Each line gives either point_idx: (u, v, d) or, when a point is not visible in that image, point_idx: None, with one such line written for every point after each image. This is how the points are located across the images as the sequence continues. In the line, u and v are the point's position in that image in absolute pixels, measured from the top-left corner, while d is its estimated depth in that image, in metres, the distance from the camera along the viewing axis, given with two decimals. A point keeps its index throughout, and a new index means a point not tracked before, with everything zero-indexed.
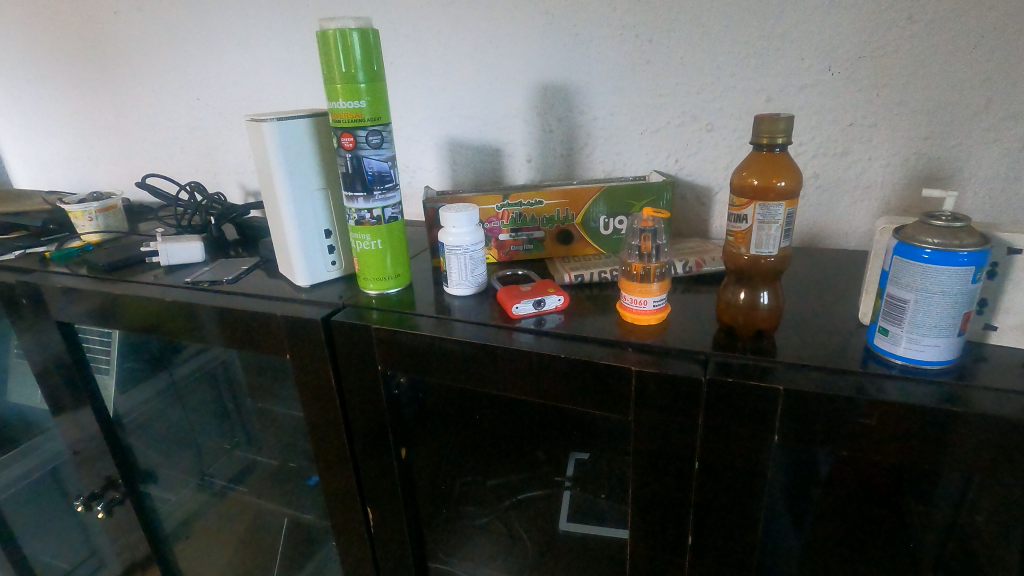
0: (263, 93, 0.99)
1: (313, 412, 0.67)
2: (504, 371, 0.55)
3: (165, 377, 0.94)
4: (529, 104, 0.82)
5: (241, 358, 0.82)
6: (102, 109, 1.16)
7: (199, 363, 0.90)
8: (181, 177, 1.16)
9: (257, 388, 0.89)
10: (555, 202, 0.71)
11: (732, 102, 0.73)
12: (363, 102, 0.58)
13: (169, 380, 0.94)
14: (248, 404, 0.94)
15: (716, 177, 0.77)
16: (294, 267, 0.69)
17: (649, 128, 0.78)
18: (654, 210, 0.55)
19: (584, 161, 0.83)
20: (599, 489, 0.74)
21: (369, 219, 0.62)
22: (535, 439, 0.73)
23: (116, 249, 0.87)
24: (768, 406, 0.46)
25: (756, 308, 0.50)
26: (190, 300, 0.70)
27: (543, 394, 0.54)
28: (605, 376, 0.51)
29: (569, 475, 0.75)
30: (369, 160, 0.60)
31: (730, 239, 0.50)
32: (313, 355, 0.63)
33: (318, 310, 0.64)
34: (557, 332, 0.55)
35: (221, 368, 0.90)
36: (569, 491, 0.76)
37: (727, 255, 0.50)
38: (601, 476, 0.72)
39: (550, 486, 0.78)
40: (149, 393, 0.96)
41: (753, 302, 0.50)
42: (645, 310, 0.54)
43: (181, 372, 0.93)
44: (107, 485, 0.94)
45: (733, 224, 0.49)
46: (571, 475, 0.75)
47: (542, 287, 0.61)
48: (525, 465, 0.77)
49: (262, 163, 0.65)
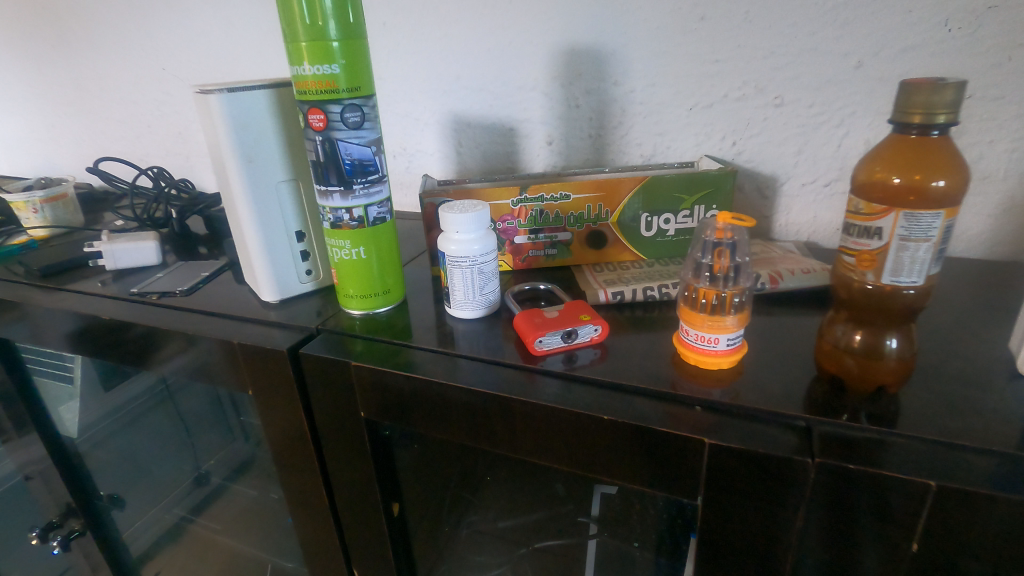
0: (234, 61, 0.84)
1: (285, 462, 0.54)
2: (525, 431, 0.41)
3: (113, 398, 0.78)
4: (550, 72, 0.67)
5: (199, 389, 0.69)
6: (59, 82, 1.01)
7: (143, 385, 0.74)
8: (148, 161, 1.01)
9: (220, 420, 0.74)
10: (586, 196, 0.56)
11: (810, 69, 0.57)
12: (336, 66, 0.43)
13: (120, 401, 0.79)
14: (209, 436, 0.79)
15: (783, 165, 0.62)
16: (258, 278, 0.55)
17: (700, 102, 0.62)
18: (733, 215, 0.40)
19: (617, 144, 0.68)
20: (632, 537, 0.56)
21: (349, 221, 0.48)
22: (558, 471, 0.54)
23: (60, 248, 0.73)
24: (900, 502, 0.32)
25: (877, 355, 0.37)
26: (131, 318, 0.56)
27: (575, 462, 0.40)
28: (665, 448, 0.37)
29: (595, 515, 0.57)
30: (346, 145, 0.45)
31: (849, 262, 0.35)
32: (281, 395, 0.50)
33: (287, 337, 0.50)
34: (595, 378, 0.41)
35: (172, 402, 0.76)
36: (595, 540, 0.59)
37: (838, 281, 0.38)
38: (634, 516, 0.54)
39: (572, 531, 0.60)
40: (96, 416, 0.80)
41: (873, 347, 0.37)
42: (716, 352, 0.40)
43: (127, 393, 0.77)
44: (66, 514, 0.84)
45: (857, 240, 0.34)
46: (597, 516, 0.57)
47: (574, 312, 0.46)
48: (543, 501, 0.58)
49: (213, 149, 0.51)
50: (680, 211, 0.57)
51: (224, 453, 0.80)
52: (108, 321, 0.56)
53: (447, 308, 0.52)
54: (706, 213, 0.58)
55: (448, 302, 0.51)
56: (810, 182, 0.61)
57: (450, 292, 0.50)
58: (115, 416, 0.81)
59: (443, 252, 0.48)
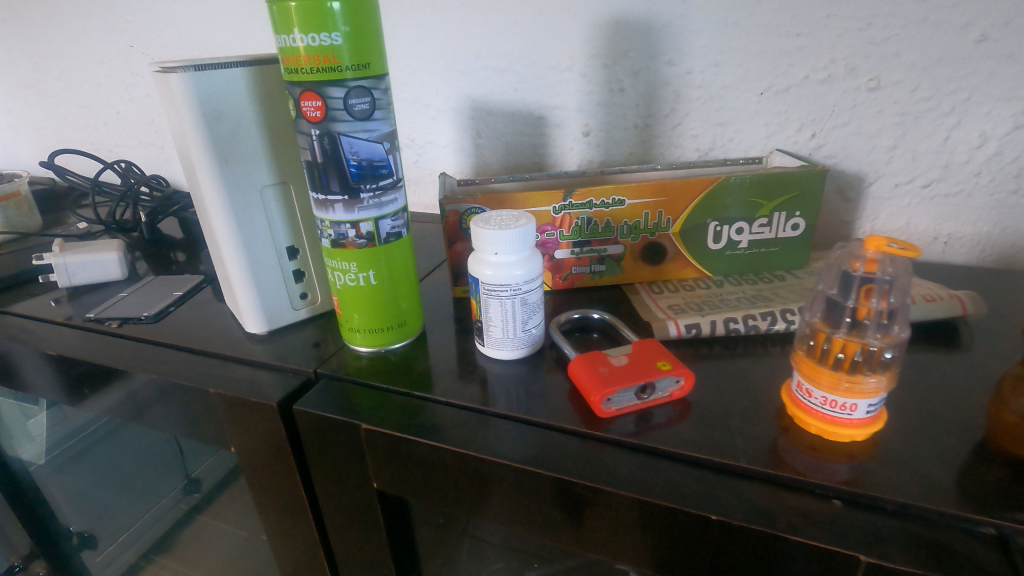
0: (213, 36, 0.72)
1: (274, 532, 0.44)
2: (593, 524, 0.31)
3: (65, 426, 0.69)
4: (588, 49, 0.56)
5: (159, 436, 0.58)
6: (14, 62, 0.88)
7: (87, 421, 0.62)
8: (118, 152, 0.89)
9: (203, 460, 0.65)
10: (644, 202, 0.46)
11: (918, 44, 0.46)
12: (336, 35, 0.32)
13: (73, 429, 0.69)
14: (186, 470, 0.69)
15: (873, 162, 0.51)
16: (241, 305, 0.45)
17: (773, 86, 0.52)
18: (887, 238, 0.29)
19: (668, 136, 0.57)
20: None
21: (355, 238, 0.37)
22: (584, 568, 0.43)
23: (8, 259, 0.62)
24: None
25: None
26: (82, 353, 0.45)
27: (660, 567, 0.30)
28: (798, 563, 0.27)
29: None
30: (350, 142, 0.34)
31: None
32: (269, 456, 0.40)
33: (276, 384, 0.40)
34: (684, 452, 0.31)
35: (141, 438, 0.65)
36: None
37: None
38: None
39: None
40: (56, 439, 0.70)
41: None
42: (849, 421, 0.30)
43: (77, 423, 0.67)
44: (30, 556, 0.76)
45: None
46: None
47: (647, 358, 0.36)
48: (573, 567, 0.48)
49: (179, 146, 0.40)
50: (755, 220, 0.47)
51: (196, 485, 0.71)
52: (55, 356, 0.46)
53: (479, 342, 0.42)
54: (786, 222, 0.47)
55: (479, 336, 0.41)
56: (905, 183, 0.51)
57: (483, 325, 0.40)
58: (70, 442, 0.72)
59: (474, 277, 0.38)
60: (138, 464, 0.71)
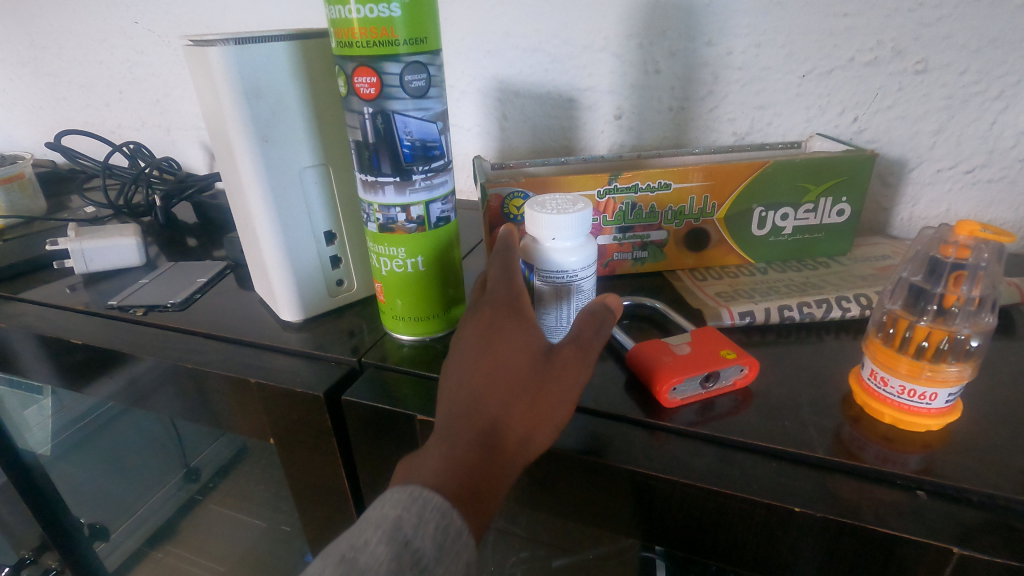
0: (223, 12, 0.69)
1: (313, 526, 0.43)
2: (666, 519, 0.30)
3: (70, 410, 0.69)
4: (625, 28, 0.54)
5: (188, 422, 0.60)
6: (9, 38, 0.84)
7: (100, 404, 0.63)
8: (122, 134, 0.86)
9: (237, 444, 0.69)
10: (691, 186, 0.45)
11: (970, 25, 0.45)
12: (394, 6, 0.30)
13: (79, 412, 0.69)
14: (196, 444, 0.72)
15: (916, 147, 0.51)
16: (276, 292, 0.43)
17: (817, 68, 0.50)
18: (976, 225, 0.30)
19: (704, 119, 0.56)
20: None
21: (404, 223, 0.36)
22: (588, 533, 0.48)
23: (15, 245, 0.60)
24: None
25: None
26: (106, 342, 0.43)
27: (731, 559, 0.30)
28: (884, 556, 0.26)
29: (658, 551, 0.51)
30: (404, 121, 0.33)
31: None
32: (313, 449, 0.38)
33: (320, 373, 0.38)
34: (756, 443, 0.31)
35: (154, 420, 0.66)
36: None
37: None
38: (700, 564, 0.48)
39: None
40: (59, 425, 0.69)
41: None
42: (927, 411, 0.30)
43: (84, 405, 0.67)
44: (42, 548, 0.71)
45: None
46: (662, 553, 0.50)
47: (709, 348, 0.35)
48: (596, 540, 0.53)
49: (215, 125, 0.38)
50: (801, 205, 0.46)
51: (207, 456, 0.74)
52: (78, 346, 0.44)
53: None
54: (832, 207, 0.46)
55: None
56: (947, 168, 0.51)
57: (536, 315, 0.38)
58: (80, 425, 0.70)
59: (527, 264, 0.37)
60: (153, 443, 0.72)
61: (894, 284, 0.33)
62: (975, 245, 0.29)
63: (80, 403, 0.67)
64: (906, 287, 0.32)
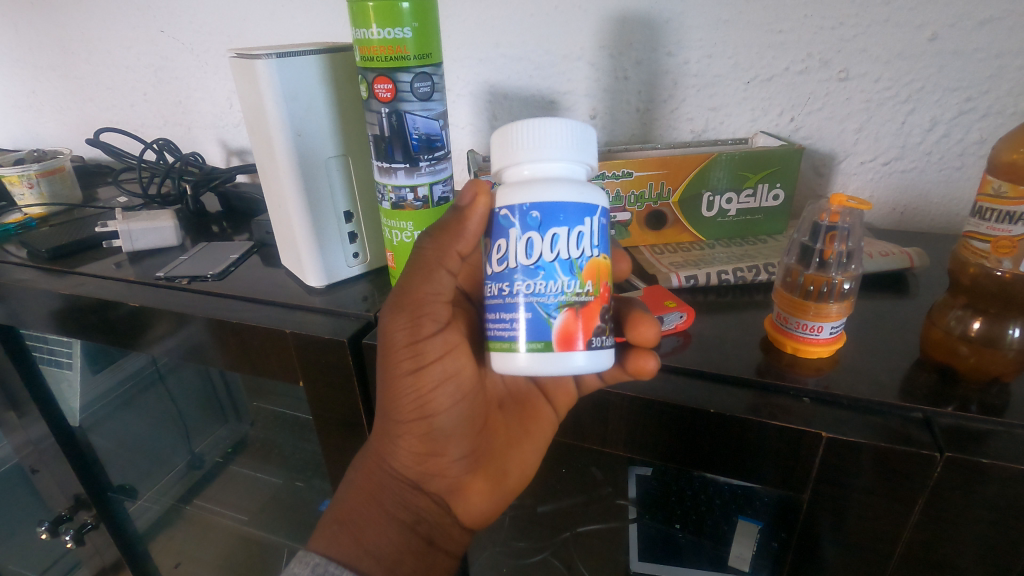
0: (243, 22, 0.77)
1: (334, 455, 0.51)
2: (623, 427, 0.39)
3: (112, 373, 0.76)
4: (597, 40, 0.62)
5: (242, 380, 0.74)
6: (40, 44, 0.92)
7: (140, 363, 0.77)
8: (145, 132, 0.94)
9: (271, 414, 0.81)
10: (650, 174, 0.54)
11: (880, 41, 0.54)
12: (407, 29, 0.39)
13: (123, 376, 0.78)
14: (221, 407, 0.84)
15: (843, 142, 0.60)
16: (303, 262, 0.52)
17: (758, 76, 0.59)
18: (848, 196, 0.39)
19: (667, 119, 0.65)
20: (672, 518, 0.59)
21: (412, 201, 0.45)
22: (560, 472, 0.60)
23: (64, 229, 0.68)
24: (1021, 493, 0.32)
25: (995, 344, 0.37)
26: (159, 304, 0.52)
27: (670, 457, 0.39)
28: (780, 442, 0.35)
29: (632, 498, 0.60)
30: (413, 119, 0.42)
31: (982, 249, 0.37)
32: (338, 388, 0.47)
33: (342, 325, 0.47)
34: (687, 368, 0.40)
35: (180, 378, 0.77)
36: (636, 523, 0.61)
37: (958, 263, 0.40)
38: (667, 495, 0.59)
39: (614, 513, 0.63)
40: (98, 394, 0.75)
41: (996, 336, 0.37)
42: (819, 340, 0.39)
43: (131, 366, 0.77)
44: (76, 506, 0.75)
45: (995, 225, 0.36)
46: (634, 498, 0.60)
47: (657, 300, 0.45)
48: (581, 487, 0.62)
49: (256, 119, 0.47)
50: (743, 191, 0.55)
51: (220, 435, 0.87)
52: (132, 308, 0.52)
53: (516, 361, 0.33)
54: (769, 192, 0.55)
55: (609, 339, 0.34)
56: (868, 161, 0.60)
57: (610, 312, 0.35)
58: (122, 389, 0.79)
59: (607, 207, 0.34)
60: (185, 404, 0.84)
61: (793, 241, 0.44)
62: (849, 211, 0.39)
63: (128, 365, 0.77)
64: (805, 247, 0.43)
